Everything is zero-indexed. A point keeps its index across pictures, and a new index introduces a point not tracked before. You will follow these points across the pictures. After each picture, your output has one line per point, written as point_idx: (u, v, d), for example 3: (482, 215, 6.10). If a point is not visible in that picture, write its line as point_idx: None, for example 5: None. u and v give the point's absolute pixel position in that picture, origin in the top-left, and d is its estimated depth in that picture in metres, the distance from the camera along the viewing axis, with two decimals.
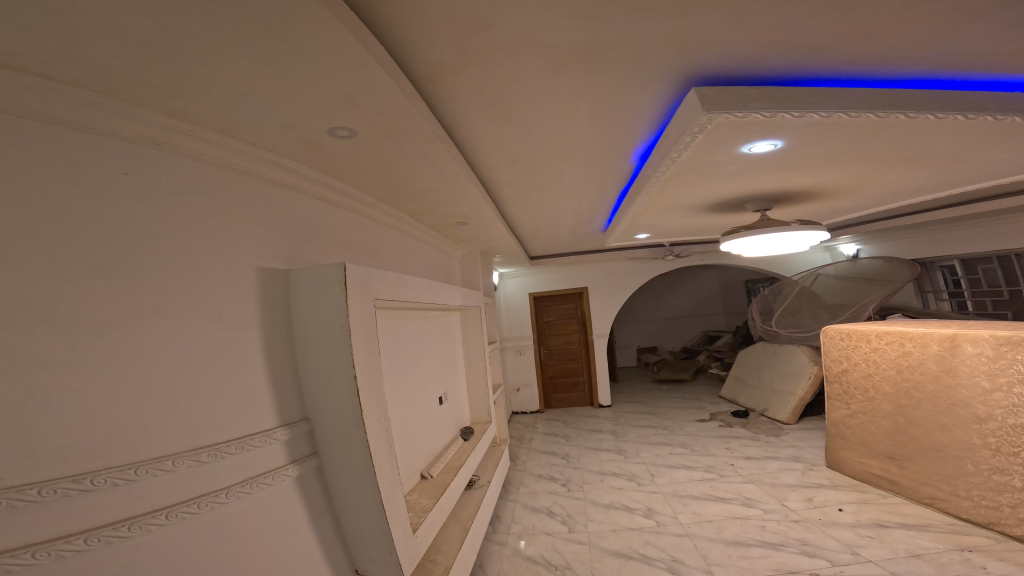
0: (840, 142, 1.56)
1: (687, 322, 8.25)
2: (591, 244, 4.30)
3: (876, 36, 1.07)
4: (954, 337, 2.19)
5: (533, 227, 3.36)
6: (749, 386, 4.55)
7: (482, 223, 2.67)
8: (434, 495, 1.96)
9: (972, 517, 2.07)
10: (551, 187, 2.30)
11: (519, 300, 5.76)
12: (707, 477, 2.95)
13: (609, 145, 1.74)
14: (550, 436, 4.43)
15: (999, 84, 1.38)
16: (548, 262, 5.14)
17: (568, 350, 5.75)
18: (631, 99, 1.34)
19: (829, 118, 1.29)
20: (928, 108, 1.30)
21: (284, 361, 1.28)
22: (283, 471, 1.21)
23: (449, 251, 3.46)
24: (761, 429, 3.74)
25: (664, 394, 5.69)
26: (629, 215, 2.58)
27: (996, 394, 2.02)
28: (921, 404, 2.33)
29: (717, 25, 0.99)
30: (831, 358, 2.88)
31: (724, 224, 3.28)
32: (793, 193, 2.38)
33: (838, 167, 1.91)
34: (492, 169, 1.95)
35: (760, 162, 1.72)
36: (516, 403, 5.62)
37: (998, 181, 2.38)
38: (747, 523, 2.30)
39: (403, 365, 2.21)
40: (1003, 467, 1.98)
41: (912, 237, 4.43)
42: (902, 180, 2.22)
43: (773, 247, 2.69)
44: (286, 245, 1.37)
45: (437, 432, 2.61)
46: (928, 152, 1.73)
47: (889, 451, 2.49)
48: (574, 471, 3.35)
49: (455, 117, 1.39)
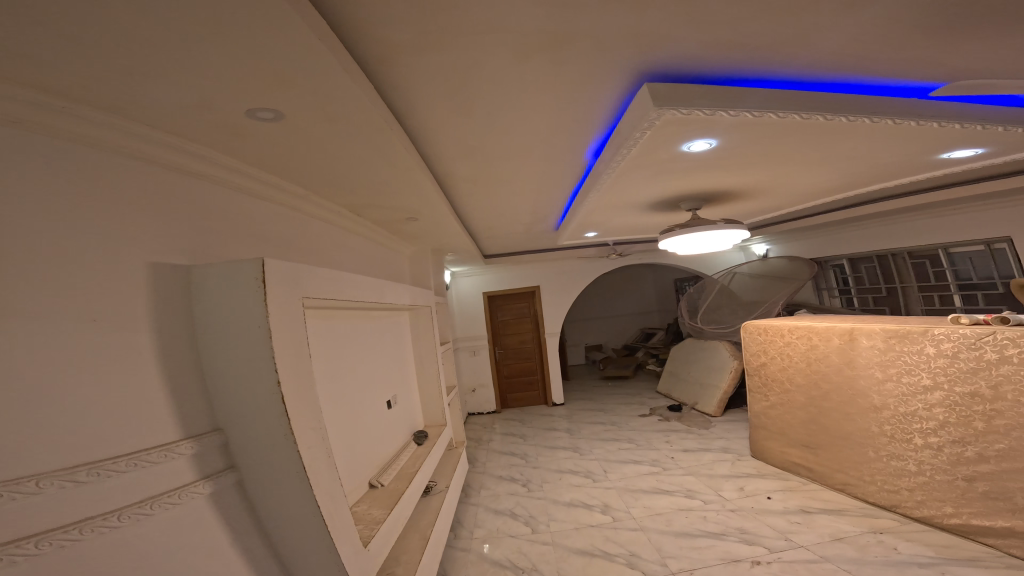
0: (762, 143, 1.71)
1: (630, 319, 8.89)
2: (543, 242, 4.36)
3: (804, 41, 1.16)
4: (852, 331, 2.42)
5: (488, 224, 3.32)
6: (682, 380, 5.04)
7: (434, 219, 2.54)
8: (387, 504, 1.77)
9: (878, 501, 2.28)
10: (508, 181, 2.27)
11: (473, 298, 5.71)
12: (652, 470, 3.14)
13: (566, 140, 1.76)
14: (508, 436, 4.40)
15: (894, 89, 1.53)
16: (503, 259, 5.12)
17: (522, 349, 5.79)
18: (588, 92, 1.35)
19: (749, 115, 1.37)
20: (840, 110, 1.42)
21: (185, 369, 1.07)
22: (193, 489, 1.03)
23: (397, 248, 3.26)
24: (693, 423, 4.15)
25: (613, 390, 6.03)
26: (582, 210, 2.65)
27: (888, 383, 2.24)
28: (829, 394, 2.57)
29: (673, 18, 1.01)
30: (752, 352, 3.14)
31: (660, 223, 3.56)
32: (720, 194, 2.64)
33: (759, 169, 2.13)
34: (445, 162, 1.86)
35: (698, 160, 1.85)
36: (472, 404, 5.59)
37: (872, 188, 2.80)
38: (691, 514, 2.47)
39: (343, 369, 1.98)
40: (899, 453, 2.20)
41: (810, 238, 5.00)
42: (803, 185, 2.58)
43: (702, 246, 2.98)
44: (192, 227, 1.17)
45: (386, 440, 2.39)
46: (832, 156, 1.96)
47: (806, 440, 2.73)
48: (534, 470, 3.37)
49: (405, 102, 1.30)
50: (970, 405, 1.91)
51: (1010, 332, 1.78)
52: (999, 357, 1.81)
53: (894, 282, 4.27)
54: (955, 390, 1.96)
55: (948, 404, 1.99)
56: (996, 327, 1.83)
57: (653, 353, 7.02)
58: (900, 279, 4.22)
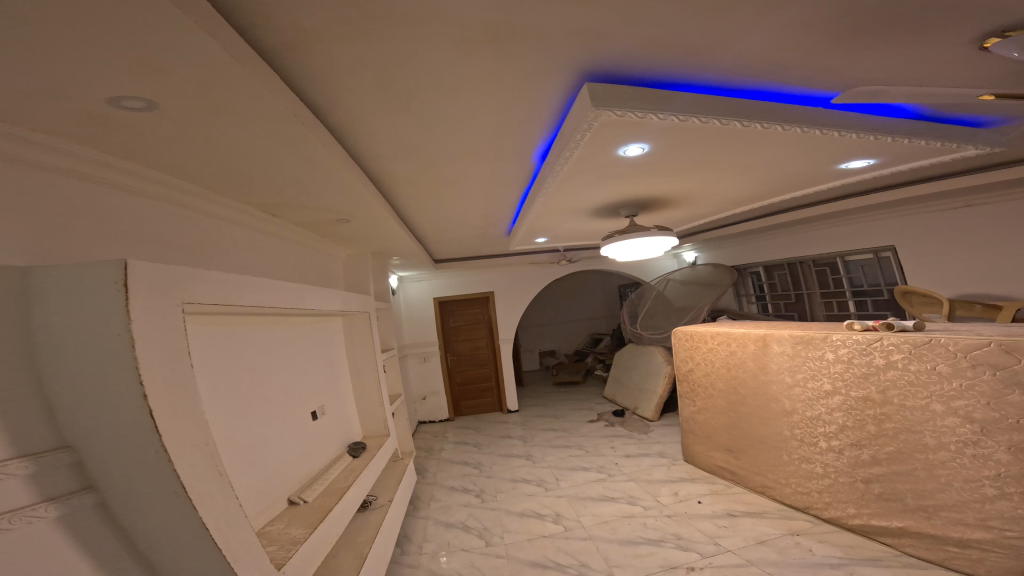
0: (691, 150, 1.81)
1: (579, 325, 9.25)
2: (494, 247, 4.34)
3: (727, 47, 1.18)
4: (765, 338, 2.54)
5: (434, 228, 3.21)
6: (625, 386, 5.33)
7: (369, 221, 2.40)
8: (309, 522, 1.62)
9: (794, 502, 2.41)
10: (453, 184, 2.22)
11: (421, 303, 5.58)
12: (599, 477, 3.20)
13: (511, 142, 1.75)
14: (460, 445, 4.33)
15: (797, 97, 1.55)
16: (454, 265, 5.01)
17: (475, 354, 5.72)
18: (525, 96, 1.36)
19: (672, 119, 1.39)
20: (754, 118, 1.47)
21: (18, 387, 0.86)
22: (30, 513, 0.84)
23: (328, 251, 3.01)
24: (633, 428, 4.34)
25: (564, 396, 6.20)
26: (532, 214, 2.67)
27: (796, 388, 2.36)
28: (746, 400, 2.69)
29: (610, 19, 1.01)
30: (681, 358, 3.26)
31: (603, 230, 3.77)
32: (653, 201, 2.84)
33: (690, 175, 2.23)
34: (380, 161, 1.76)
35: (635, 165, 1.94)
36: (422, 412, 5.45)
37: (769, 201, 3.02)
38: (634, 521, 2.50)
39: (249, 381, 1.77)
40: (807, 456, 2.33)
41: (730, 246, 5.20)
42: (717, 199, 2.92)
43: (640, 253, 3.20)
44: (25, 218, 0.98)
45: (311, 455, 2.19)
46: (759, 165, 2.11)
47: (729, 445, 2.84)
48: (488, 479, 3.33)
49: (323, 98, 1.21)
50: (863, 409, 2.05)
51: (893, 337, 1.95)
52: (887, 362, 1.96)
53: (802, 289, 4.41)
54: (850, 395, 2.10)
55: (846, 408, 2.13)
56: (882, 334, 2.00)
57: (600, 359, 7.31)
58: (806, 287, 4.37)
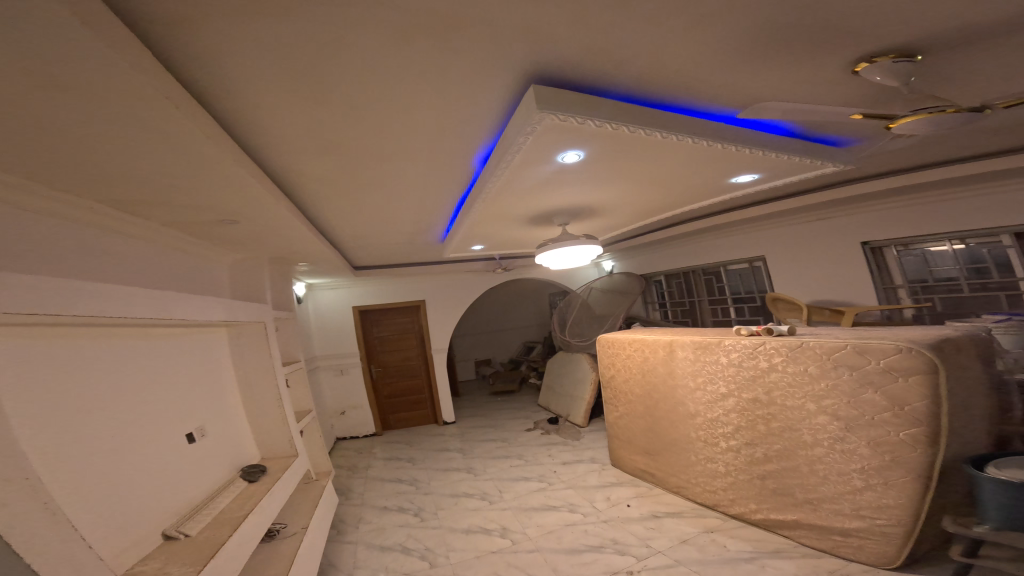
0: (620, 160, 1.97)
1: (513, 333, 9.36)
2: (427, 254, 4.14)
3: (648, 69, 1.33)
4: (672, 345, 2.61)
5: (355, 232, 2.94)
6: (556, 395, 5.45)
7: (268, 224, 2.13)
8: (201, 558, 1.40)
9: (704, 501, 2.49)
10: (380, 184, 2.08)
11: (337, 312, 5.12)
12: (540, 486, 3.18)
13: (448, 143, 1.73)
14: (391, 460, 4.13)
15: (705, 114, 1.72)
16: (378, 271, 4.65)
17: (404, 366, 5.38)
18: (457, 99, 1.38)
19: (607, 127, 1.49)
20: (673, 131, 1.62)
21: None
22: None
23: (208, 254, 2.52)
24: (566, 434, 4.44)
25: (501, 405, 6.19)
26: (469, 220, 2.60)
27: (699, 392, 2.44)
28: (659, 404, 2.74)
29: (557, 19, 1.05)
30: (604, 364, 3.28)
31: (535, 239, 3.94)
32: (579, 211, 3.06)
33: (614, 185, 2.43)
34: (288, 153, 1.60)
35: (573, 171, 2.03)
36: (342, 427, 5.06)
37: (671, 212, 3.49)
38: (576, 528, 2.50)
39: (97, 399, 1.45)
40: (712, 456, 2.41)
41: (642, 255, 5.76)
42: (628, 211, 3.32)
43: (569, 262, 3.40)
44: None
45: (193, 481, 1.87)
46: (667, 179, 2.42)
47: (648, 448, 2.90)
48: (427, 497, 3.18)
49: (210, 71, 1.08)
50: (753, 410, 2.16)
51: (773, 342, 2.08)
52: (769, 365, 2.08)
53: (689, 299, 5.23)
54: (742, 397, 2.21)
55: (740, 409, 2.24)
56: (765, 339, 2.12)
57: (533, 366, 7.47)
58: (691, 296, 5.19)
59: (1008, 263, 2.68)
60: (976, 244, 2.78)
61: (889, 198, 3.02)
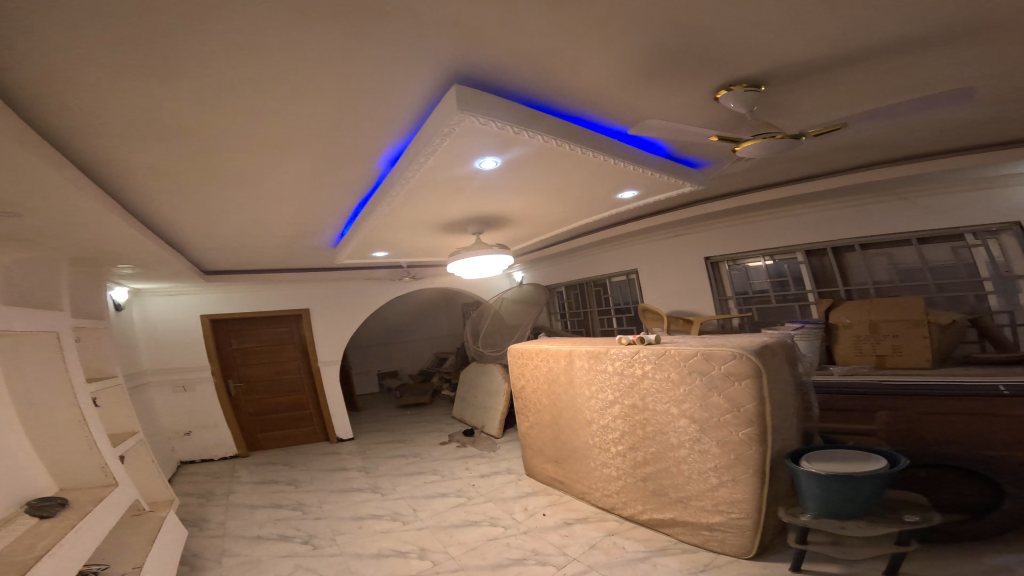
0: (532, 170, 2.08)
1: (424, 342, 8.90)
2: (318, 259, 3.59)
3: (556, 84, 1.47)
4: (570, 354, 2.86)
5: (209, 231, 2.34)
6: (471, 406, 5.34)
7: (51, 216, 1.55)
8: None
9: (602, 505, 2.72)
10: (250, 176, 1.72)
11: (179, 323, 4.13)
12: (459, 501, 3.05)
13: (349, 139, 1.55)
14: (264, 483, 3.50)
15: (603, 128, 1.95)
16: (245, 275, 3.83)
17: (279, 380, 4.58)
18: (361, 91, 1.27)
19: (526, 134, 1.57)
20: (581, 143, 1.80)
21: None
22: None
23: None
24: (482, 446, 4.38)
25: (410, 418, 5.78)
26: (374, 222, 2.35)
27: (593, 400, 2.70)
28: (563, 412, 2.95)
29: (480, 25, 1.08)
30: (515, 374, 3.41)
31: (445, 247, 3.84)
32: (489, 221, 3.10)
33: (523, 195, 2.54)
34: (100, 125, 1.22)
35: (488, 178, 2.05)
36: (190, 449, 4.10)
37: (569, 225, 3.89)
38: (498, 543, 2.47)
39: None
40: (606, 461, 2.65)
41: (546, 264, 6.20)
42: (531, 223, 3.56)
43: (482, 270, 3.39)
44: None
45: None
46: (565, 191, 2.65)
47: (556, 457, 3.07)
48: (320, 521, 2.78)
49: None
50: (633, 415, 2.46)
51: (645, 351, 2.41)
52: (643, 372, 2.40)
53: (584, 309, 5.81)
54: (624, 403, 2.50)
55: (623, 415, 2.52)
56: (639, 348, 2.45)
57: (446, 377, 7.23)
58: (585, 306, 5.80)
59: (800, 276, 3.74)
60: (781, 260, 3.84)
61: (715, 222, 4.01)
